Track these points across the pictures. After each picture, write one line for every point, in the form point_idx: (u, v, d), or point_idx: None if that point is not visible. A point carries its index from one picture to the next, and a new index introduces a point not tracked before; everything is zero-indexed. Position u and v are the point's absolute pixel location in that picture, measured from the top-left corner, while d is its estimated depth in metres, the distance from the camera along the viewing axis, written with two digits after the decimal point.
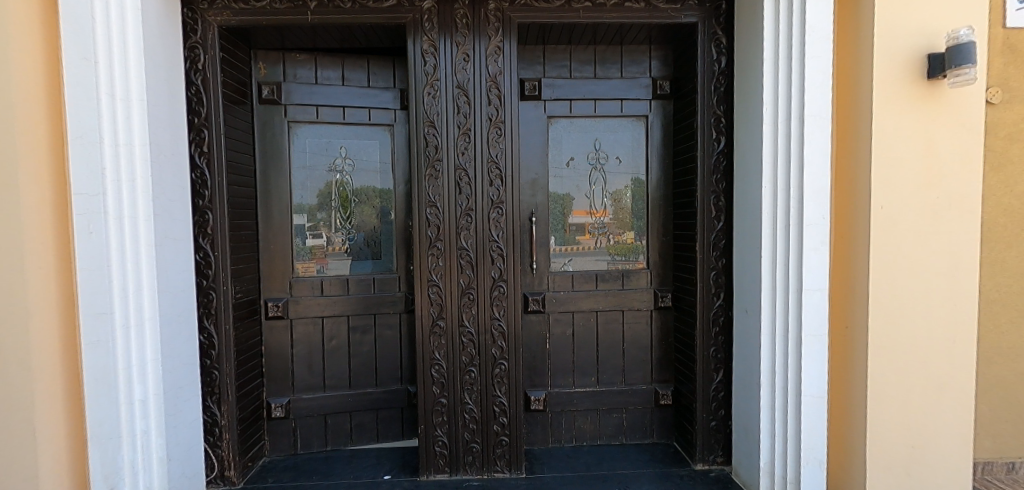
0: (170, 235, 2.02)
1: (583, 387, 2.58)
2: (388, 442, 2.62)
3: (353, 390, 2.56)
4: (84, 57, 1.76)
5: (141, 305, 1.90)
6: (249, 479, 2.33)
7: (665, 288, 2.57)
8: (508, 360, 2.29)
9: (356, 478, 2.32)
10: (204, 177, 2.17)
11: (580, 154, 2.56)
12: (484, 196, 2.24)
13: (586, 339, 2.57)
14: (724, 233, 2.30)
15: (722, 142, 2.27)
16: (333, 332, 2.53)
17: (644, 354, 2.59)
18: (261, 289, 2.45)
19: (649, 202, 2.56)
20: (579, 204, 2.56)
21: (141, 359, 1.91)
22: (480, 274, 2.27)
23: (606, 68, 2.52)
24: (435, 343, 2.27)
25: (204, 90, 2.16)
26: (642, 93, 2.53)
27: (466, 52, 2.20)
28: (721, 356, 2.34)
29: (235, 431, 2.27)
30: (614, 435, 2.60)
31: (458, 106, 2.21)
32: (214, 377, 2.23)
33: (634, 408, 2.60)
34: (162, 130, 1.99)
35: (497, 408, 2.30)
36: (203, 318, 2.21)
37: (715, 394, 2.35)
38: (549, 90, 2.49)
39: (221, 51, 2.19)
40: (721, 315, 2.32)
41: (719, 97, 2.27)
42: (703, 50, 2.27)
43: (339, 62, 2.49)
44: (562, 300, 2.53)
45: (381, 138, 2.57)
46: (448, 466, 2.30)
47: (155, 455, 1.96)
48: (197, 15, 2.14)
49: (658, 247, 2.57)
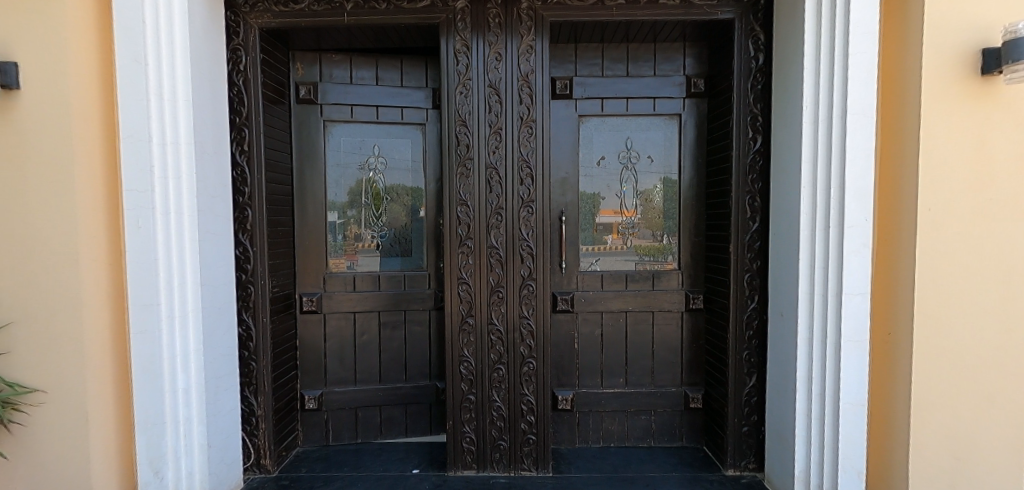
0: (212, 230, 2.09)
1: (611, 388, 2.56)
2: (416, 436, 2.66)
3: (383, 385, 2.61)
4: (134, 59, 1.85)
5: (185, 296, 1.98)
6: (283, 468, 2.40)
7: (696, 289, 2.53)
8: (536, 358, 2.30)
9: (385, 471, 2.36)
10: (244, 175, 2.24)
11: (611, 152, 2.54)
12: (515, 194, 2.25)
13: (614, 339, 2.55)
14: (759, 234, 2.24)
15: (759, 141, 2.22)
16: (364, 327, 2.58)
17: (673, 356, 2.56)
18: (296, 283, 2.52)
19: (681, 202, 2.52)
20: (608, 203, 2.54)
21: (184, 350, 1.99)
22: (510, 273, 2.27)
23: (639, 66, 2.49)
24: (464, 340, 2.29)
25: (244, 90, 2.23)
26: (675, 91, 2.48)
27: (498, 51, 2.21)
28: (754, 361, 2.28)
29: (270, 421, 2.33)
30: (641, 437, 2.57)
31: (489, 105, 2.22)
32: (251, 368, 2.30)
33: (663, 411, 2.56)
34: (207, 129, 2.06)
35: (524, 407, 2.31)
36: (242, 311, 2.28)
37: (748, 399, 2.30)
38: (580, 89, 2.48)
39: (261, 52, 2.25)
40: (755, 319, 2.27)
41: (756, 94, 2.22)
42: (740, 47, 2.22)
43: (372, 63, 2.54)
44: (591, 300, 2.52)
45: (413, 136, 2.60)
46: (475, 462, 2.32)
47: (196, 442, 2.02)
48: (239, 17, 2.21)
49: (690, 247, 2.53)
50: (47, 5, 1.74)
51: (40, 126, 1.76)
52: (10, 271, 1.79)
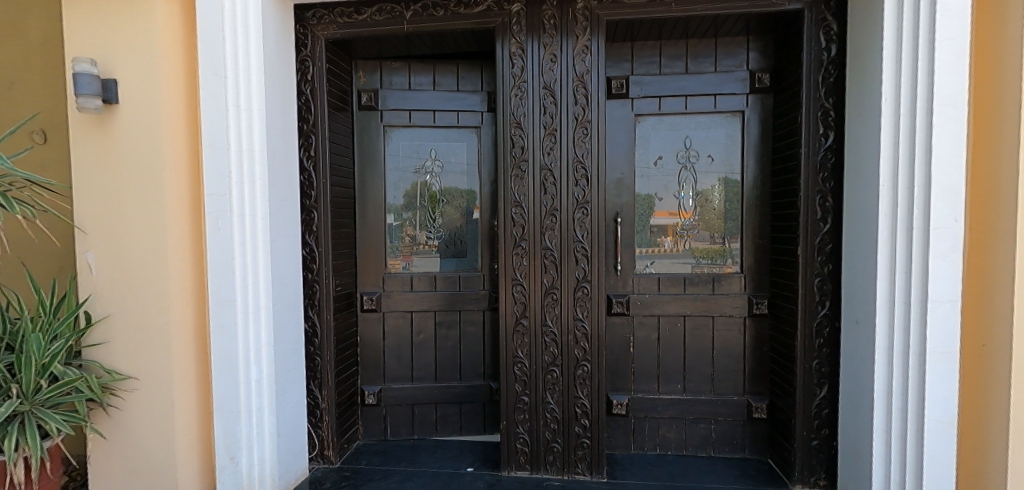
0: (282, 231, 2.21)
1: (668, 394, 2.49)
2: (471, 435, 2.70)
3: (438, 383, 2.67)
4: (215, 73, 1.99)
5: (258, 293, 2.11)
6: (344, 460, 2.49)
7: (760, 294, 2.41)
8: (591, 361, 2.27)
9: (440, 468, 2.41)
10: (311, 179, 2.36)
11: (669, 152, 2.47)
12: (569, 196, 2.24)
13: (672, 344, 2.47)
14: (831, 236, 2.11)
15: (830, 137, 2.09)
16: (421, 326, 2.65)
17: (735, 364, 2.45)
18: (357, 283, 2.62)
19: (744, 203, 2.42)
20: (665, 205, 2.47)
21: (257, 343, 2.12)
22: (564, 275, 2.26)
23: (698, 62, 2.41)
24: (518, 341, 2.30)
25: (311, 99, 2.34)
26: (737, 87, 2.38)
27: (553, 53, 2.21)
28: (825, 371, 2.15)
29: (334, 414, 2.43)
30: (700, 447, 2.48)
31: (544, 107, 2.23)
32: (317, 363, 2.41)
33: (724, 420, 2.46)
34: (278, 137, 2.18)
35: (578, 410, 2.29)
36: (308, 308, 2.39)
37: (818, 411, 2.17)
38: (636, 88, 2.43)
39: (327, 62, 2.36)
40: (826, 327, 2.14)
41: (827, 87, 2.09)
42: (810, 39, 2.10)
43: (430, 69, 2.61)
44: (647, 304, 2.46)
45: (468, 139, 2.65)
46: (529, 463, 2.32)
47: (267, 430, 2.15)
48: (307, 30, 2.33)
49: (754, 250, 2.42)
50: (142, 26, 1.91)
51: (134, 136, 1.93)
52: (110, 269, 1.97)
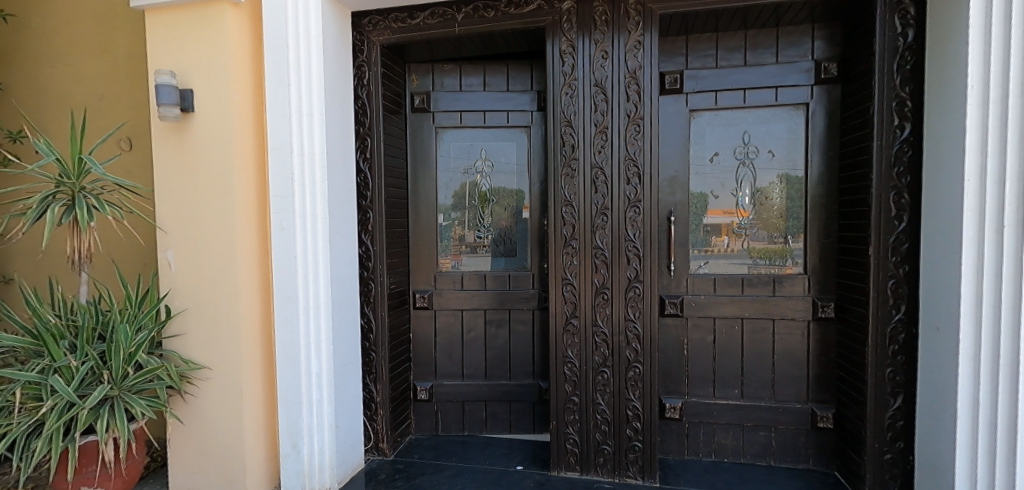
0: (340, 231, 2.30)
1: (725, 399, 2.39)
2: (520, 434, 2.71)
3: (488, 381, 2.69)
4: (280, 80, 2.11)
5: (318, 289, 2.21)
6: (398, 453, 2.56)
7: (826, 296, 2.28)
8: (643, 363, 2.22)
9: (490, 465, 2.43)
10: (367, 180, 2.43)
11: (726, 148, 2.38)
12: (621, 194, 2.20)
13: (729, 347, 2.38)
14: (907, 235, 1.96)
15: (906, 129, 1.94)
16: (471, 324, 2.68)
17: (797, 369, 2.33)
18: (409, 281, 2.69)
19: (808, 200, 2.30)
20: (721, 203, 2.38)
21: (317, 338, 2.21)
22: (615, 274, 2.23)
23: (759, 53, 2.31)
24: (569, 341, 2.29)
25: (367, 103, 2.42)
26: (801, 78, 2.27)
27: (604, 49, 2.18)
28: (900, 380, 2.00)
29: (388, 408, 2.51)
30: (759, 455, 2.38)
31: (595, 104, 2.20)
32: (372, 358, 2.48)
33: (785, 428, 2.35)
34: (336, 140, 2.27)
35: (630, 413, 2.25)
36: (364, 305, 2.47)
37: (892, 423, 2.02)
38: (691, 82, 2.36)
39: (381, 67, 2.43)
40: (901, 332, 1.99)
41: (903, 76, 1.94)
42: (883, 24, 1.96)
43: (480, 70, 2.64)
44: (702, 305, 2.38)
45: (518, 139, 2.66)
46: (579, 464, 2.30)
47: (326, 421, 2.25)
48: (363, 36, 2.41)
49: (819, 249, 2.29)
50: (215, 38, 2.04)
51: (208, 142, 2.07)
52: (186, 266, 2.12)
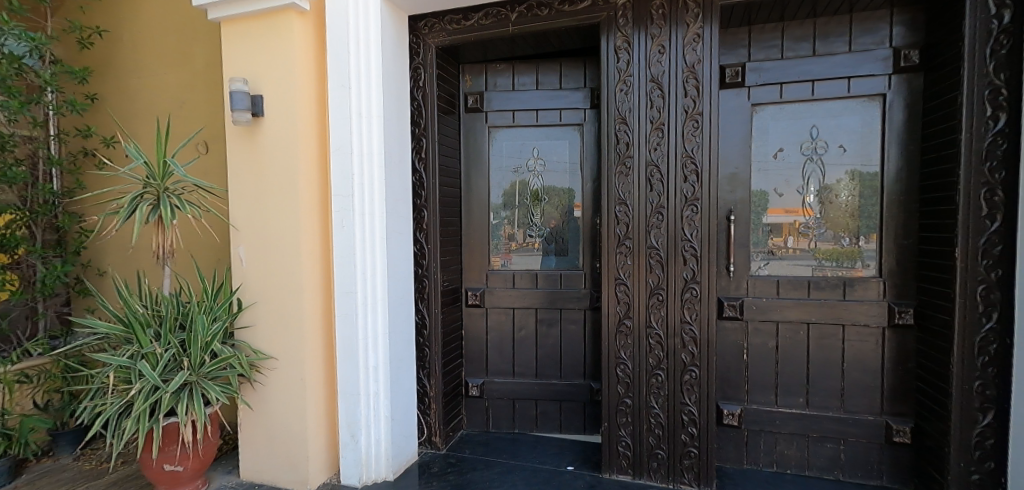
0: (397, 229, 2.36)
1: (788, 408, 2.28)
2: (571, 434, 2.69)
3: (539, 380, 2.69)
4: (341, 84, 2.21)
5: (375, 285, 2.27)
6: (450, 447, 2.62)
7: (904, 302, 2.13)
8: (699, 367, 2.16)
9: (541, 464, 2.43)
10: (423, 180, 2.49)
11: (792, 143, 2.26)
12: (678, 192, 2.14)
13: (792, 353, 2.26)
14: (1001, 236, 1.79)
15: (1000, 120, 1.78)
16: (522, 322, 2.69)
17: (870, 379, 2.18)
18: (462, 279, 2.73)
19: (884, 198, 2.14)
20: (785, 201, 2.27)
21: (375, 332, 2.28)
22: (671, 275, 2.17)
23: (829, 42, 2.17)
24: (621, 341, 2.25)
25: (423, 104, 2.47)
26: (877, 67, 2.11)
27: (661, 44, 2.12)
28: (990, 394, 1.83)
29: (440, 403, 2.56)
30: (826, 468, 2.25)
31: (651, 100, 2.15)
32: (425, 353, 2.53)
33: (856, 441, 2.20)
34: (394, 141, 2.34)
35: (685, 417, 2.19)
36: (418, 302, 2.52)
37: (980, 441, 1.85)
38: (754, 75, 2.25)
39: (436, 68, 2.48)
40: (992, 343, 1.82)
41: (997, 62, 1.78)
42: (974, 6, 1.80)
43: (533, 68, 2.64)
44: (764, 308, 2.27)
45: (571, 137, 2.64)
46: (631, 468, 2.26)
47: (382, 414, 2.31)
48: (419, 39, 2.46)
49: (896, 251, 2.13)
50: (283, 46, 2.16)
51: (276, 145, 2.19)
52: (256, 261, 2.25)
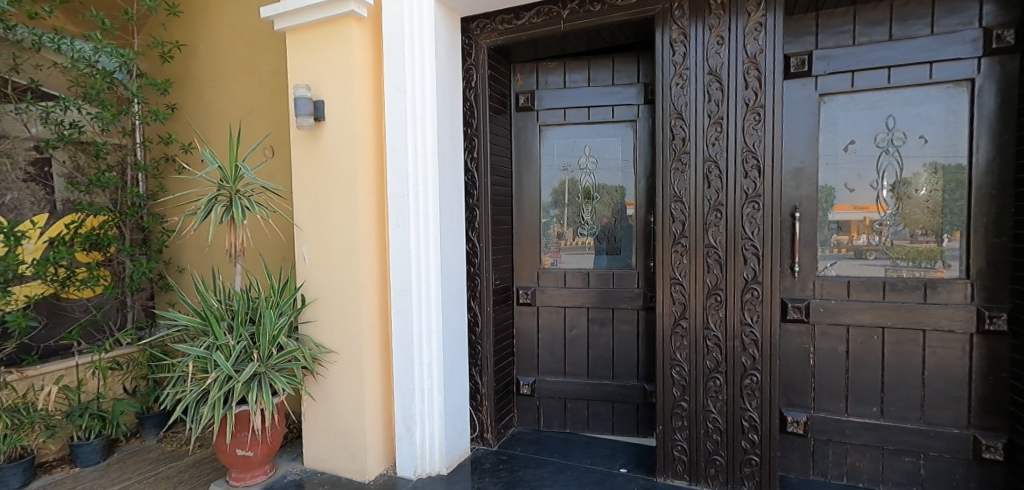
0: (450, 228, 2.41)
1: (860, 417, 2.14)
2: (623, 436, 2.64)
3: (591, 380, 2.67)
4: (397, 88, 2.28)
5: (430, 283, 2.32)
6: (501, 444, 2.64)
7: (996, 306, 1.94)
8: (761, 371, 2.07)
9: (593, 464, 2.41)
10: (474, 179, 2.51)
11: (865, 135, 2.12)
12: (738, 188, 2.05)
13: (865, 359, 2.12)
14: None
15: None
16: (573, 322, 2.67)
17: (955, 389, 2.01)
18: (513, 277, 2.75)
19: (973, 193, 1.96)
20: (857, 197, 2.13)
21: (428, 329, 2.33)
22: (730, 275, 2.08)
23: (908, 25, 2.01)
24: (677, 343, 2.18)
25: (474, 104, 2.49)
26: (965, 50, 1.94)
27: (720, 34, 2.04)
28: None
29: (492, 400, 2.58)
30: (903, 483, 2.09)
31: (709, 94, 2.07)
32: (478, 351, 2.56)
33: (938, 455, 2.04)
34: (447, 142, 2.38)
35: (746, 423, 2.10)
36: (470, 300, 2.55)
37: None
38: (822, 64, 2.11)
39: (488, 68, 2.50)
40: None
41: None
42: None
43: (585, 65, 2.61)
44: (832, 311, 2.14)
45: (623, 134, 2.59)
46: (688, 473, 2.20)
47: (436, 409, 2.36)
48: (471, 40, 2.48)
49: (986, 250, 1.95)
50: (342, 53, 2.24)
51: (336, 147, 2.28)
52: (318, 259, 2.36)
